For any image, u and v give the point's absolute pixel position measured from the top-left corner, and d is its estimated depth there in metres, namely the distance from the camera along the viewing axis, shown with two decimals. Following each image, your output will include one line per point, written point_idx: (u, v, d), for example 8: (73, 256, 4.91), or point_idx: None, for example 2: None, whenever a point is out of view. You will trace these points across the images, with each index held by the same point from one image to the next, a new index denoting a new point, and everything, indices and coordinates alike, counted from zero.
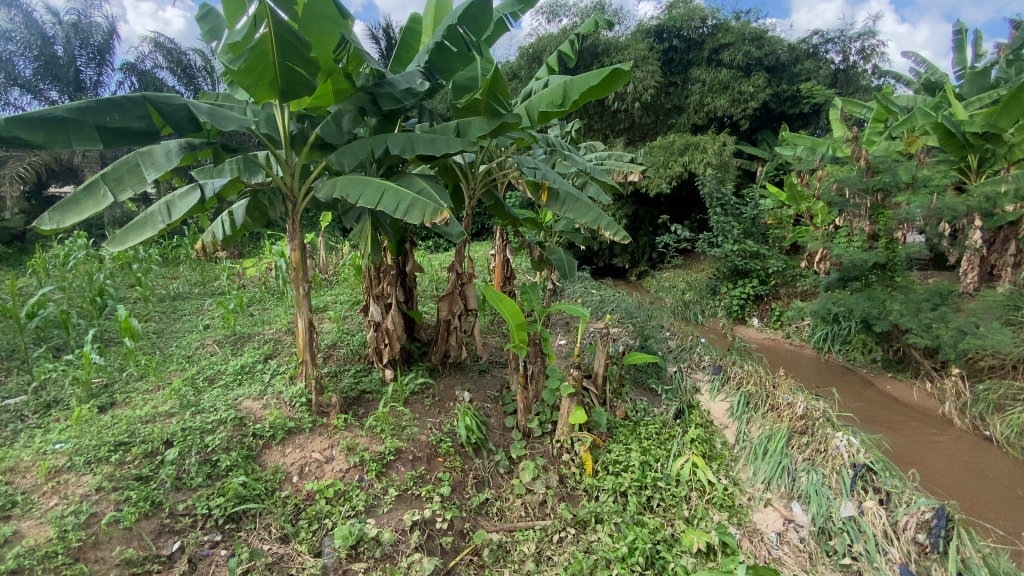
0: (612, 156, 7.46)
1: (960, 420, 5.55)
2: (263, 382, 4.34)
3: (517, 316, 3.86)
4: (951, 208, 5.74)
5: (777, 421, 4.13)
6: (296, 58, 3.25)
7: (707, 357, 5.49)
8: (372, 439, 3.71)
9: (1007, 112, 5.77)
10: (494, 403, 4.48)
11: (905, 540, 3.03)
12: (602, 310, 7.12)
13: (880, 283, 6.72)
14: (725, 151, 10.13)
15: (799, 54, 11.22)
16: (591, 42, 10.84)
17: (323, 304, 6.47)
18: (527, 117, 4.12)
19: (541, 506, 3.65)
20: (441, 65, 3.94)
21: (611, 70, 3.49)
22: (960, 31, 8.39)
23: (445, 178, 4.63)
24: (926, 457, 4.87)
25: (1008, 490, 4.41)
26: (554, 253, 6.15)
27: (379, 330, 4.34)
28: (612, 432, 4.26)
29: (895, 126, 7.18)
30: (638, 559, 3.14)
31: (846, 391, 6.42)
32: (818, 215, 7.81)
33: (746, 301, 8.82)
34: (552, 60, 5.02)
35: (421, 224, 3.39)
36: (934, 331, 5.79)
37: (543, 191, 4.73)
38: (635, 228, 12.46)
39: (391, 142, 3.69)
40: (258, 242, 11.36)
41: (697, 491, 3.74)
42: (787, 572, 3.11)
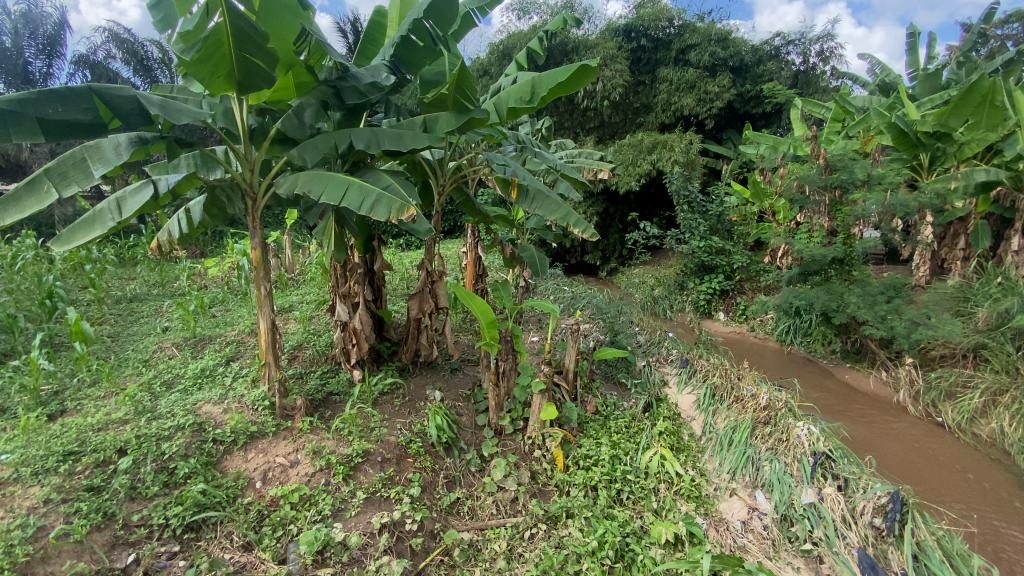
0: (583, 153, 7.51)
1: (914, 407, 5.80)
2: (224, 386, 4.19)
3: (488, 314, 3.83)
4: (904, 205, 5.92)
5: (741, 412, 4.23)
6: (252, 49, 3.13)
7: (674, 351, 5.61)
8: (340, 442, 3.63)
9: (956, 112, 6.03)
10: (466, 401, 4.45)
11: (862, 525, 3.14)
12: (574, 307, 7.17)
13: (838, 277, 6.95)
14: (691, 149, 10.34)
15: (762, 55, 11.52)
16: (562, 40, 10.90)
17: (290, 304, 6.32)
18: (495, 113, 4.07)
19: (513, 503, 3.64)
20: (407, 59, 3.86)
21: (579, 66, 3.49)
22: (912, 34, 8.75)
23: (414, 174, 4.56)
24: (882, 443, 5.08)
25: (959, 474, 4.64)
26: (526, 250, 6.15)
27: (346, 330, 4.24)
28: (583, 427, 4.29)
29: (852, 126, 7.44)
30: (607, 552, 3.16)
31: (808, 382, 6.64)
32: (780, 212, 8.05)
33: (713, 296, 9.05)
34: (521, 56, 4.99)
35: (387, 220, 3.33)
36: (888, 322, 6.05)
37: (513, 188, 4.70)
38: (606, 226, 12.61)
39: (355, 137, 3.59)
40: (222, 241, 11.00)
41: (665, 483, 3.79)
42: (751, 560, 3.17)
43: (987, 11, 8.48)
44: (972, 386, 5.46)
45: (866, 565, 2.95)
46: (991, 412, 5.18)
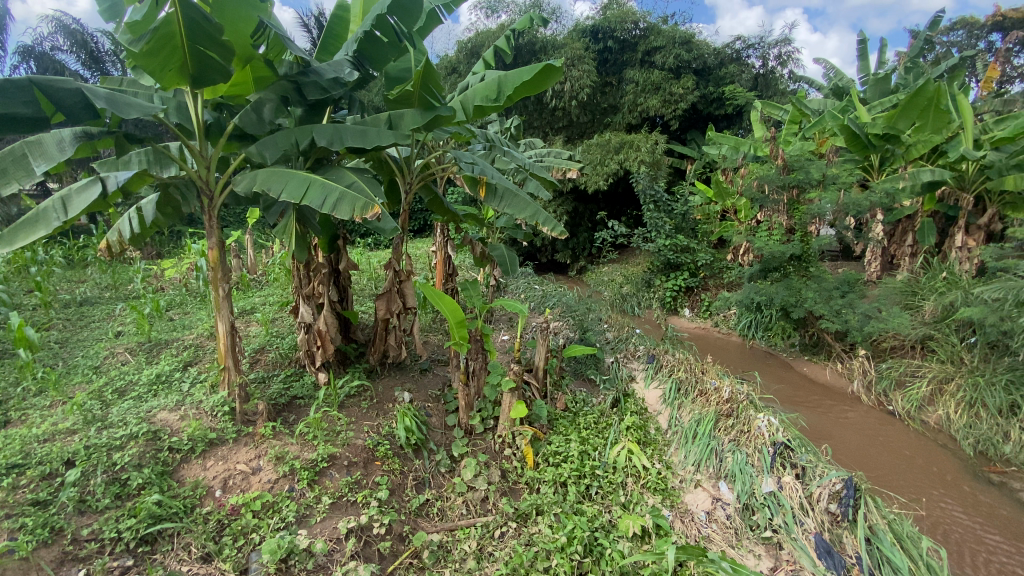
0: (551, 152, 7.55)
1: (867, 397, 6.07)
2: (181, 392, 4.02)
3: (457, 313, 3.80)
4: (856, 204, 6.18)
5: (705, 405, 4.33)
6: (207, 41, 3.03)
7: (641, 347, 5.71)
8: (304, 447, 3.55)
9: (904, 115, 6.35)
10: (436, 402, 4.41)
11: (819, 511, 3.25)
12: (544, 305, 7.22)
13: (796, 273, 7.22)
14: (657, 150, 10.54)
15: (724, 58, 11.81)
16: (530, 39, 10.93)
17: (252, 306, 6.14)
18: (462, 111, 4.04)
19: (483, 502, 3.62)
20: (371, 55, 3.81)
21: (545, 66, 3.50)
22: (863, 41, 9.15)
23: (380, 172, 4.47)
24: (836, 432, 5.30)
25: (909, 460, 4.87)
26: (496, 249, 6.14)
27: (310, 332, 4.13)
28: (553, 424, 4.33)
29: (808, 128, 7.73)
30: (576, 547, 3.18)
31: (769, 374, 6.87)
32: (742, 211, 8.30)
33: (678, 292, 9.29)
34: (489, 54, 4.96)
35: (350, 219, 3.27)
36: (843, 316, 6.32)
37: (481, 187, 4.67)
38: (576, 225, 12.75)
39: (318, 133, 3.49)
40: (181, 241, 10.59)
41: (633, 477, 3.85)
42: (715, 549, 3.24)
43: (931, 20, 8.94)
44: (920, 375, 5.75)
45: (822, 549, 3.03)
46: (937, 400, 5.46)
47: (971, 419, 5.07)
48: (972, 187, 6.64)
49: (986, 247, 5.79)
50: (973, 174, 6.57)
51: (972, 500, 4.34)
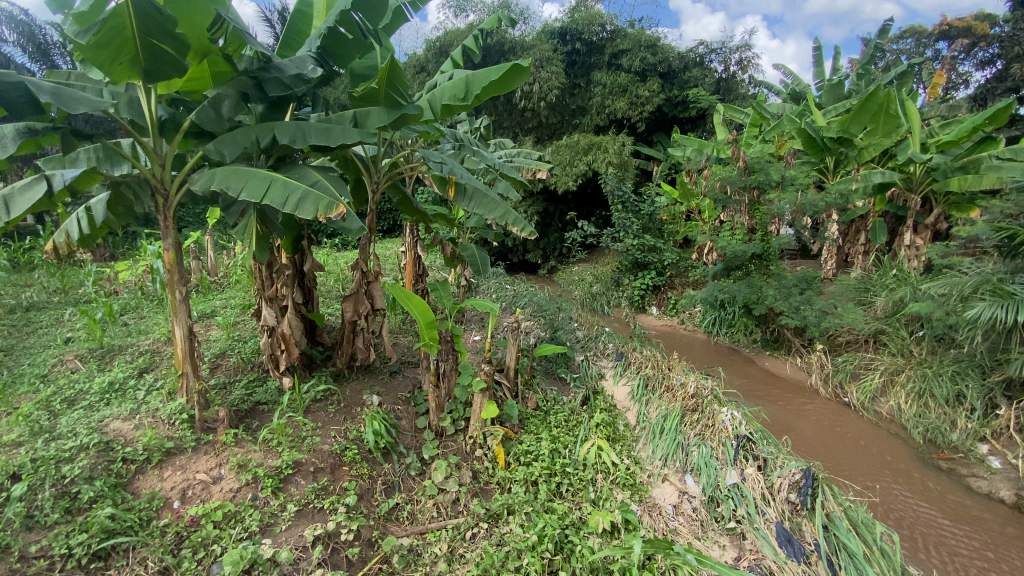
0: (521, 153, 7.58)
1: (825, 389, 6.33)
2: (135, 401, 3.84)
3: (427, 314, 3.76)
4: (812, 204, 6.44)
5: (672, 401, 4.44)
6: (160, 34, 2.90)
7: (610, 345, 5.80)
8: (268, 454, 3.45)
9: (856, 119, 6.65)
10: (406, 404, 4.34)
11: (780, 501, 3.36)
12: (515, 305, 7.23)
13: (758, 271, 7.48)
14: (624, 151, 10.71)
15: (688, 62, 12.09)
16: (498, 39, 10.94)
17: (212, 309, 5.93)
18: (429, 110, 3.98)
19: (454, 504, 3.59)
20: (335, 51, 3.73)
21: (512, 65, 3.50)
22: (818, 48, 9.53)
23: (346, 171, 4.37)
24: (797, 424, 5.51)
25: (864, 449, 5.10)
26: (466, 249, 6.11)
27: (274, 335, 4.01)
28: (524, 423, 4.34)
29: (768, 130, 7.99)
30: (547, 546, 3.19)
31: (732, 369, 7.08)
32: (706, 211, 8.53)
33: (646, 291, 9.50)
34: (456, 54, 4.91)
35: (314, 219, 3.20)
36: (801, 312, 6.57)
37: (450, 186, 4.63)
38: (546, 225, 12.85)
39: (279, 131, 3.41)
40: (136, 241, 10.13)
41: (602, 473, 3.90)
42: (682, 541, 3.32)
43: (880, 29, 9.38)
44: (873, 368, 6.03)
45: (783, 537, 3.17)
46: (889, 391, 5.73)
47: (920, 409, 5.33)
48: (919, 188, 6.99)
49: (933, 246, 6.11)
50: (920, 175, 6.91)
51: (922, 485, 4.58)
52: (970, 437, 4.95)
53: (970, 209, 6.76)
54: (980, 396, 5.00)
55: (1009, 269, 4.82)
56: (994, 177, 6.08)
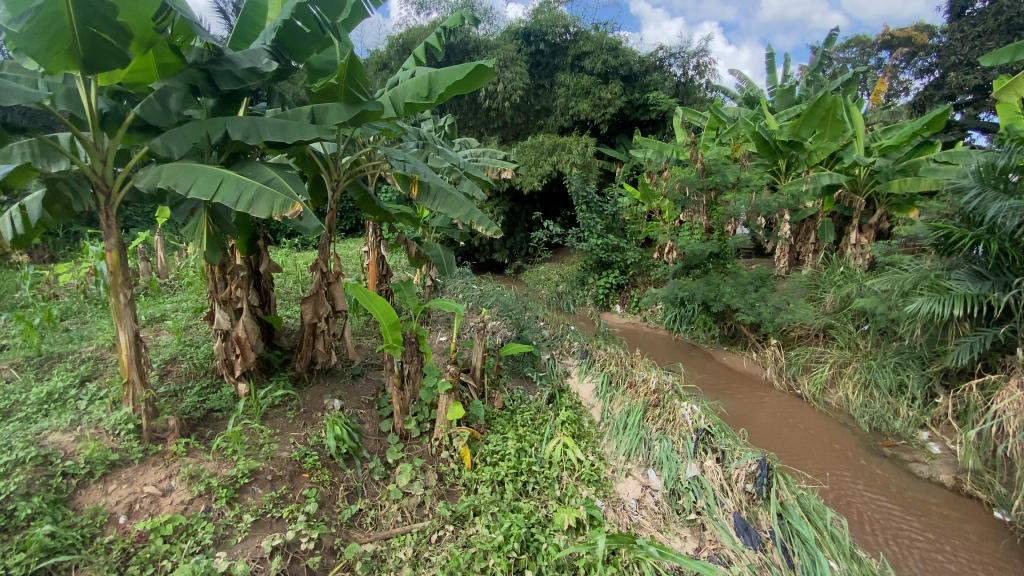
0: (486, 152, 7.56)
1: (778, 382, 6.61)
2: (77, 411, 3.60)
3: (390, 316, 3.68)
4: (766, 205, 6.73)
5: (635, 397, 4.54)
6: (99, 23, 2.75)
7: (576, 343, 5.88)
8: (222, 463, 3.32)
9: (806, 124, 6.96)
10: (369, 408, 4.25)
11: (738, 492, 3.46)
12: (481, 304, 7.21)
13: (716, 270, 7.74)
14: (588, 151, 10.85)
15: (648, 65, 12.36)
16: (462, 38, 10.90)
17: (162, 313, 5.66)
18: (391, 107, 3.90)
19: (419, 507, 3.53)
20: (291, 44, 3.62)
21: (476, 65, 3.48)
22: (771, 55, 9.92)
23: (304, 169, 4.21)
24: (753, 416, 5.72)
25: (815, 439, 5.34)
26: (431, 249, 6.04)
27: (228, 339, 3.87)
28: (490, 423, 4.32)
29: (725, 134, 8.15)
30: (513, 545, 3.19)
31: (693, 364, 7.28)
32: (666, 212, 8.75)
33: (610, 290, 9.67)
34: (419, 51, 4.77)
35: (268, 218, 3.11)
36: (756, 309, 6.84)
37: (414, 185, 4.55)
38: (512, 225, 12.89)
39: (231, 126, 3.27)
40: (79, 241, 9.55)
41: (568, 471, 3.93)
42: (645, 535, 3.37)
43: (827, 38, 9.85)
44: (823, 361, 6.33)
45: (740, 526, 3.27)
46: (838, 382, 6.02)
47: (866, 399, 5.63)
48: (864, 190, 7.36)
49: (876, 244, 6.45)
50: (865, 177, 7.27)
51: (868, 471, 4.84)
52: (912, 424, 5.24)
53: (909, 209, 7.16)
54: (920, 385, 5.30)
55: (944, 265, 5.14)
56: (931, 180, 6.51)
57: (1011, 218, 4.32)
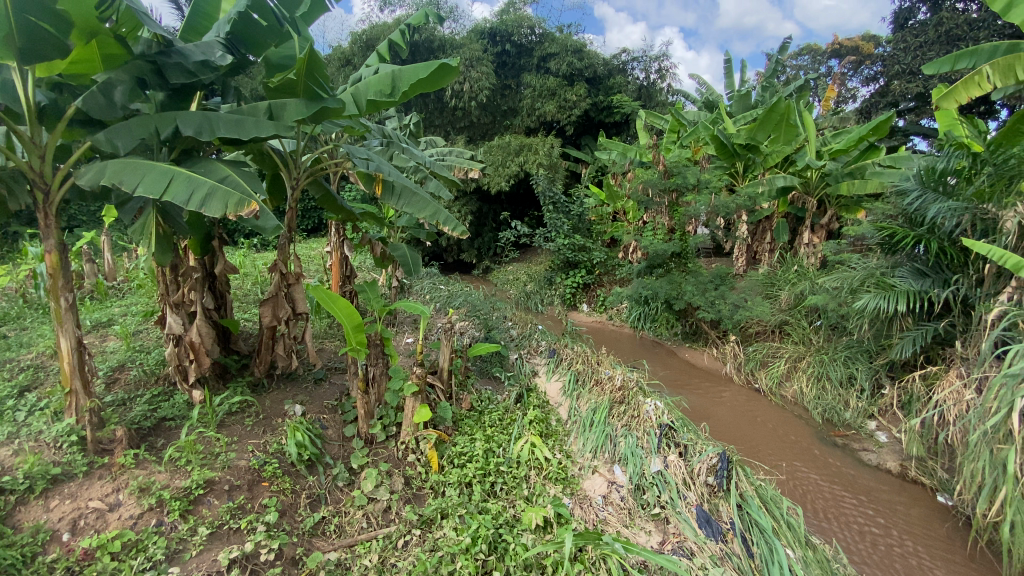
0: (453, 152, 7.50)
1: (738, 376, 6.84)
2: (13, 423, 3.37)
3: (353, 318, 3.59)
4: (724, 206, 6.97)
5: (601, 394, 4.62)
6: (36, 10, 2.68)
7: (543, 342, 5.93)
8: (175, 474, 3.17)
9: (762, 128, 7.25)
10: (332, 413, 4.13)
11: (699, 484, 3.55)
12: (449, 305, 7.16)
13: (677, 269, 7.95)
14: (554, 152, 10.94)
15: (613, 68, 12.58)
16: (427, 36, 10.81)
17: (109, 318, 5.36)
18: (353, 104, 3.80)
19: (385, 513, 3.47)
20: (245, 36, 3.56)
21: (441, 64, 3.46)
22: (729, 60, 10.26)
23: (262, 167, 4.05)
24: (714, 411, 5.90)
25: (772, 431, 5.55)
26: (397, 249, 5.94)
27: (181, 344, 3.71)
28: (457, 425, 4.29)
29: (686, 136, 8.35)
30: (481, 547, 3.17)
31: (656, 361, 7.45)
32: (631, 213, 8.92)
33: (577, 289, 9.80)
34: (382, 48, 4.63)
35: (223, 217, 3.00)
36: (716, 306, 7.07)
37: (378, 184, 4.45)
38: (480, 225, 12.86)
39: (182, 121, 3.13)
40: (17, 242, 8.95)
41: (535, 469, 3.95)
42: (611, 531, 3.42)
43: (781, 46, 10.27)
44: (778, 356, 6.59)
45: (702, 519, 3.33)
46: (793, 375, 6.27)
47: (819, 391, 5.89)
48: (815, 192, 7.71)
49: (827, 244, 6.76)
50: (816, 180, 7.63)
51: (821, 461, 5.06)
52: (861, 414, 5.51)
53: (857, 210, 7.53)
54: (868, 377, 5.59)
55: (889, 264, 5.42)
56: (877, 182, 6.86)
57: (949, 218, 4.62)
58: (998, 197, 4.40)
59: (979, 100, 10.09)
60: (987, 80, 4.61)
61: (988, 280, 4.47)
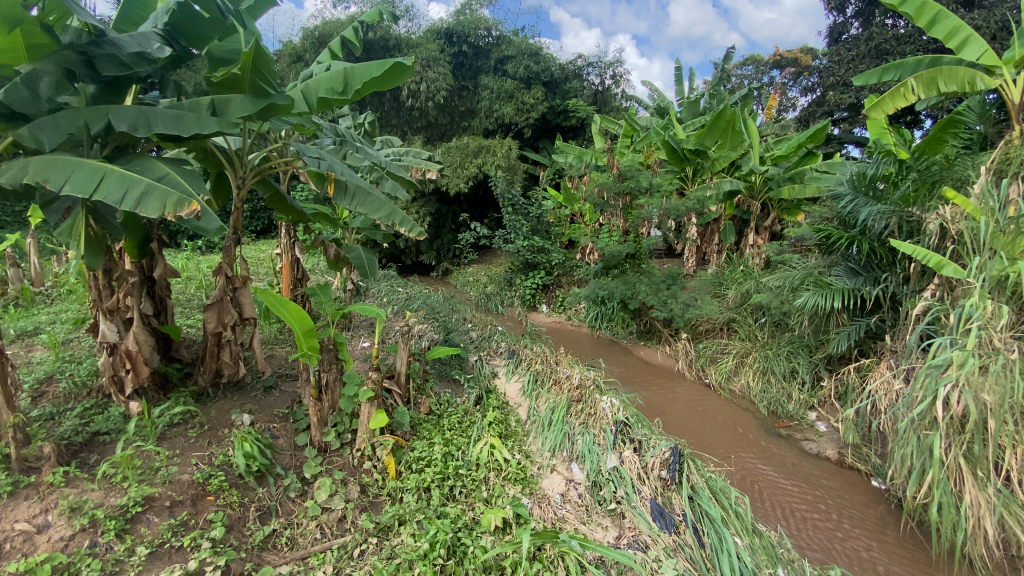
0: (410, 152, 7.40)
1: (690, 372, 7.08)
2: None
3: (304, 322, 3.45)
4: (675, 209, 7.23)
5: (559, 394, 4.69)
6: None
7: (503, 344, 5.94)
8: (110, 492, 2.97)
9: (710, 134, 7.59)
10: (283, 421, 3.98)
11: (654, 478, 3.65)
12: (408, 307, 7.05)
13: (632, 269, 8.18)
14: (512, 155, 11.01)
15: (569, 73, 12.79)
16: (382, 35, 10.64)
17: (35, 326, 4.98)
18: (302, 101, 3.67)
19: (340, 522, 3.37)
20: (186, 29, 3.38)
21: (395, 62, 3.41)
22: (679, 68, 10.63)
23: (206, 165, 3.85)
24: (667, 406, 6.09)
25: (721, 424, 5.78)
26: (352, 251, 5.78)
27: (116, 353, 3.50)
28: (416, 429, 4.23)
29: (638, 141, 8.57)
30: (439, 552, 3.14)
31: (613, 359, 7.60)
32: (587, 215, 9.08)
33: (536, 290, 9.90)
34: (335, 45, 4.50)
35: (161, 217, 2.84)
36: (668, 305, 7.30)
37: (330, 184, 4.33)
38: (439, 226, 12.75)
39: (115, 116, 2.94)
40: None
41: (495, 471, 3.95)
42: (569, 528, 3.45)
43: (727, 55, 10.73)
44: (727, 352, 6.87)
45: (656, 512, 3.43)
46: (740, 370, 6.55)
47: (764, 384, 6.18)
48: (759, 196, 8.10)
49: (770, 245, 7.11)
50: (760, 184, 8.02)
51: (767, 451, 5.31)
52: (802, 406, 5.83)
53: (797, 213, 7.95)
54: (809, 370, 5.92)
55: (826, 264, 5.75)
56: (815, 187, 7.26)
57: (879, 220, 4.93)
58: (922, 201, 4.78)
59: (904, 112, 10.89)
60: (913, 92, 4.92)
61: (913, 279, 4.82)
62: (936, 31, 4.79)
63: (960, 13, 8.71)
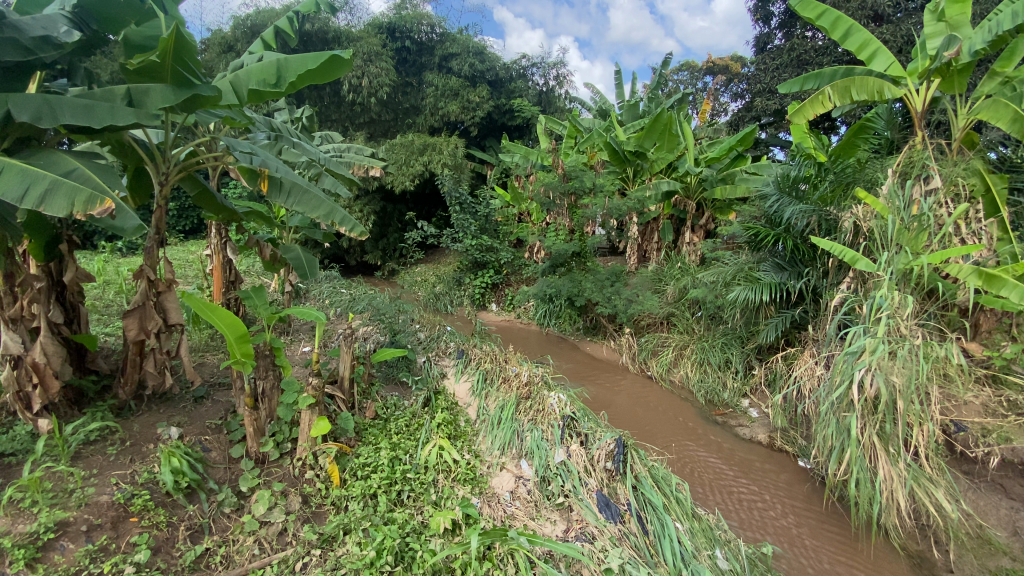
0: (352, 149, 7.19)
1: (633, 365, 7.33)
2: None
3: (237, 327, 3.27)
4: (617, 209, 7.46)
5: (508, 391, 4.74)
6: None
7: (451, 344, 5.90)
8: (16, 519, 2.70)
9: (648, 136, 7.91)
10: (217, 433, 3.76)
11: (600, 470, 3.76)
12: (352, 309, 6.84)
13: (577, 267, 8.37)
14: (458, 153, 10.93)
15: (514, 72, 12.87)
16: (320, 27, 10.28)
17: None
18: (231, 92, 3.45)
19: (280, 536, 3.22)
20: (98, 11, 3.15)
21: (331, 55, 3.31)
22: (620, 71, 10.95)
23: (123, 159, 3.55)
24: (613, 399, 6.28)
25: (663, 414, 6.02)
26: (290, 251, 5.52)
27: (21, 366, 3.17)
28: (361, 435, 4.12)
29: (581, 142, 8.77)
30: (386, 558, 3.08)
31: (561, 355, 7.75)
32: (534, 214, 9.20)
33: (486, 289, 9.93)
34: (268, 35, 4.27)
35: (70, 216, 2.59)
36: (612, 301, 7.57)
37: (263, 181, 4.13)
38: (385, 225, 12.48)
39: (14, 106, 2.66)
40: None
41: (444, 472, 3.92)
42: (518, 524, 3.47)
43: (665, 60, 11.17)
44: (667, 345, 7.16)
45: (602, 503, 3.51)
46: (680, 362, 6.85)
47: (702, 374, 6.50)
48: (695, 195, 8.50)
49: (705, 243, 7.48)
50: (695, 185, 8.42)
51: (705, 438, 5.59)
52: (737, 394, 6.15)
53: (729, 212, 8.36)
54: (741, 360, 6.27)
55: (756, 260, 6.10)
56: (745, 187, 7.70)
57: (801, 219, 5.32)
58: (837, 200, 5.19)
59: (822, 118, 11.78)
60: (829, 99, 5.28)
61: (832, 272, 5.22)
62: (849, 43, 5.19)
63: (869, 27, 9.50)
